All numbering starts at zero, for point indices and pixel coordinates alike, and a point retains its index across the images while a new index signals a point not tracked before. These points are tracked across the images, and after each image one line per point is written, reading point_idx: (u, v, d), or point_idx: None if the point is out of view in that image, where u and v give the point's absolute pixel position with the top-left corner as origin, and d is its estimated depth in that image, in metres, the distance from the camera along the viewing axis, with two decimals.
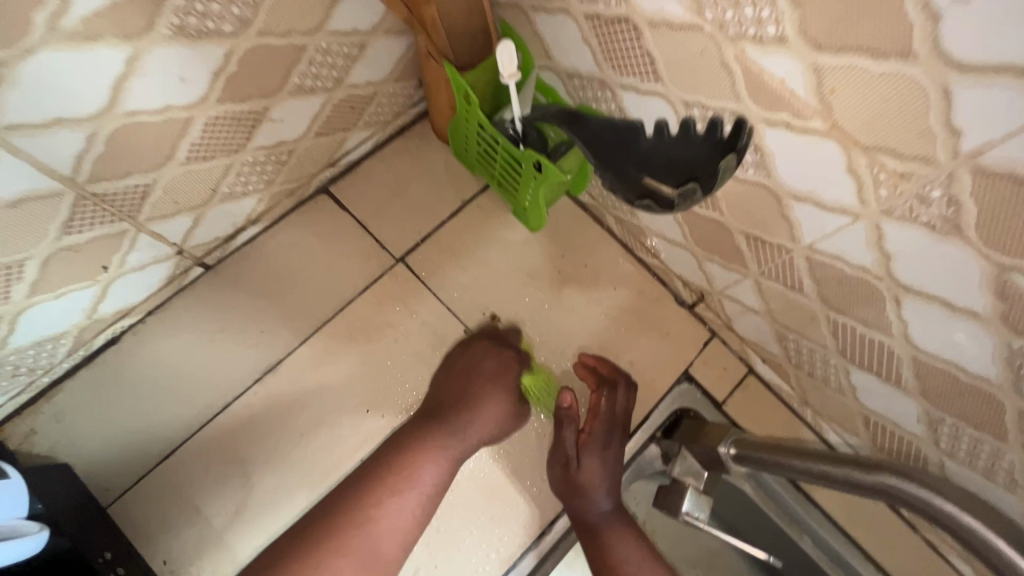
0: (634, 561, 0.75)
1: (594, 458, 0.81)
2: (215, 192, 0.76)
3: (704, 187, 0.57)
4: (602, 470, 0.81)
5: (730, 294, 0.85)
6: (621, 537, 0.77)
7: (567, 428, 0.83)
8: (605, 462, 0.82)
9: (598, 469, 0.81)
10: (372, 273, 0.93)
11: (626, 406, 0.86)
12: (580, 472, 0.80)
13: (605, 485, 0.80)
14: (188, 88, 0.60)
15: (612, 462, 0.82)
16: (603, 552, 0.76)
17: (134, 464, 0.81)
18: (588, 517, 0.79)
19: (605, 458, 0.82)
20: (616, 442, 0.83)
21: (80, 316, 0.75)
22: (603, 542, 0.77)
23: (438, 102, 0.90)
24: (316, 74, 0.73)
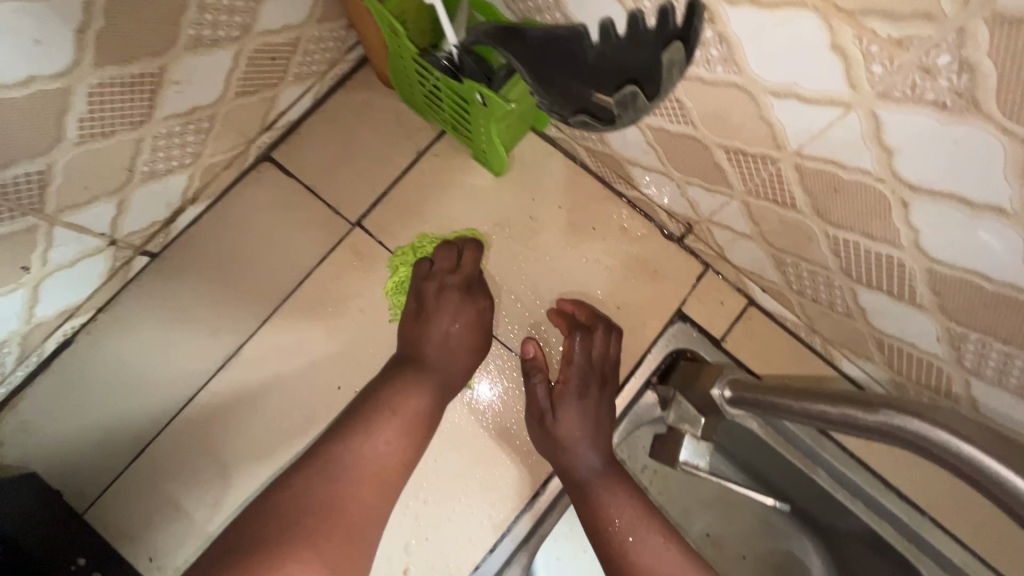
0: (629, 516, 0.70)
1: (572, 408, 0.77)
2: (132, 172, 0.69)
3: (647, 94, 0.50)
4: (582, 420, 0.76)
5: (718, 220, 0.75)
6: (613, 493, 0.72)
7: (539, 379, 0.79)
8: (585, 411, 0.77)
9: (576, 417, 0.76)
10: (328, 242, 0.86)
11: (604, 350, 0.81)
12: (558, 423, 0.76)
13: (589, 437, 0.75)
14: (48, 53, 0.52)
15: (593, 410, 0.78)
16: (596, 508, 0.71)
17: (106, 467, 0.78)
18: (575, 472, 0.74)
19: (584, 406, 0.77)
20: (594, 393, 0.79)
21: (17, 322, 0.71)
22: (594, 500, 0.72)
23: (371, 41, 0.80)
24: (213, 21, 0.64)
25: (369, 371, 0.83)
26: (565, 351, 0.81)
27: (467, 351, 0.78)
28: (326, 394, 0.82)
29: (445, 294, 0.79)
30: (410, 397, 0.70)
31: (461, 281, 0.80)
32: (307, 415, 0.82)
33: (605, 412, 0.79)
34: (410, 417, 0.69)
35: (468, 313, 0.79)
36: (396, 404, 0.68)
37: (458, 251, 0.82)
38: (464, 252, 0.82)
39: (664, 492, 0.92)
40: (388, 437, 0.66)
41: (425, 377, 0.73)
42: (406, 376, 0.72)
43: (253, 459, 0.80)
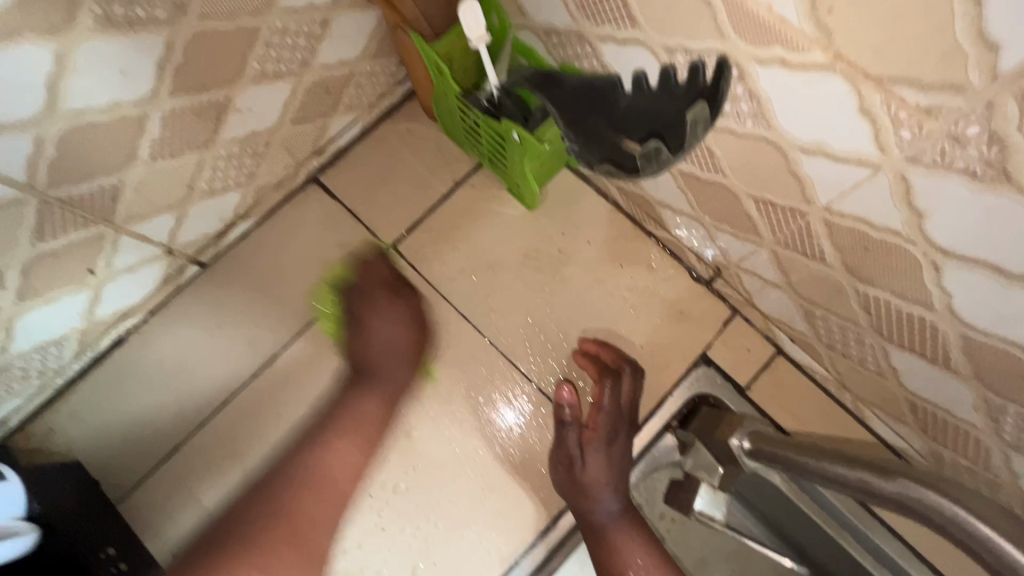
0: (645, 570, 0.70)
1: (600, 455, 0.76)
2: (193, 188, 0.75)
3: (671, 144, 0.54)
4: (602, 467, 0.76)
5: (747, 267, 0.75)
6: (629, 544, 0.71)
7: (569, 424, 0.79)
8: (612, 459, 0.76)
9: (600, 466, 0.75)
10: (364, 261, 0.90)
11: (633, 396, 0.80)
12: (580, 470, 0.76)
13: (609, 486, 0.75)
14: (133, 83, 0.58)
15: (619, 458, 0.77)
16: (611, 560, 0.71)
17: (142, 462, 0.83)
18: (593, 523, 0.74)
19: (608, 455, 0.76)
20: (620, 441, 0.78)
21: (78, 319, 0.77)
22: (610, 549, 0.72)
23: (419, 77, 0.85)
24: (277, 57, 0.70)
25: None
26: (595, 397, 0.81)
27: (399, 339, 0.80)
28: None
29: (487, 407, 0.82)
30: (368, 409, 0.76)
31: (383, 285, 0.82)
32: None
33: (626, 461, 0.78)
34: (371, 425, 0.75)
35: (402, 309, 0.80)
36: (359, 418, 0.75)
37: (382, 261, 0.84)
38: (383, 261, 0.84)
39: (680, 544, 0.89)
40: (350, 452, 0.72)
41: (373, 385, 0.77)
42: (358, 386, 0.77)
43: (276, 462, 0.83)
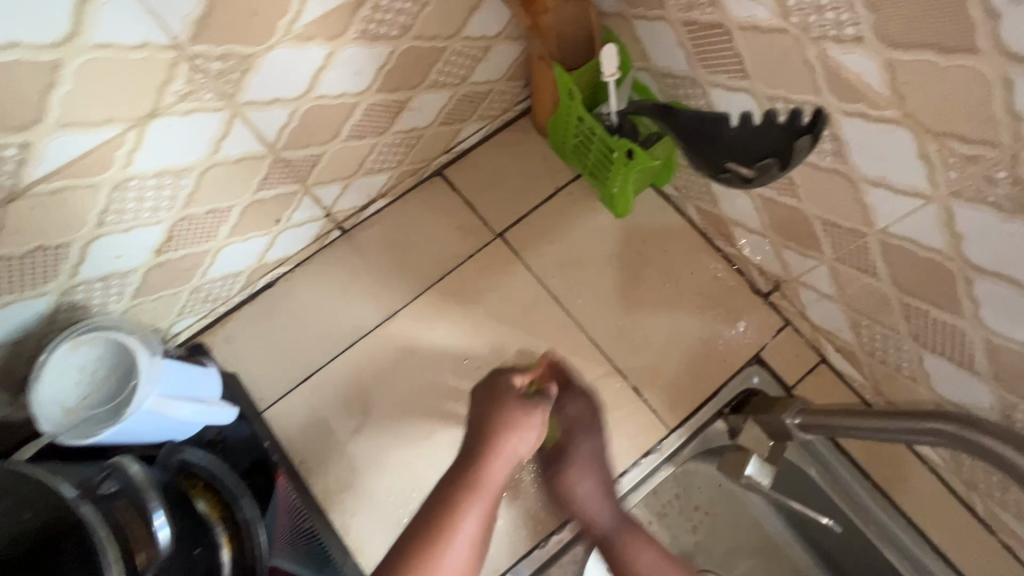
0: (654, 564, 0.81)
1: (586, 442, 0.89)
2: (361, 166, 0.94)
3: (781, 164, 0.66)
4: (592, 488, 0.88)
5: (805, 281, 0.90)
6: (642, 557, 0.82)
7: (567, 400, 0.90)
8: (596, 450, 0.89)
9: (588, 492, 0.87)
10: (476, 244, 1.07)
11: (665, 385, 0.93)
12: (564, 485, 0.88)
13: (591, 478, 0.88)
14: (360, 79, 0.77)
15: (604, 459, 0.90)
16: (625, 561, 0.82)
17: (282, 384, 1.00)
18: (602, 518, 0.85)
19: (591, 445, 0.89)
20: (585, 446, 0.89)
21: (254, 258, 0.95)
22: (626, 560, 0.82)
23: (543, 98, 1.03)
24: (448, 72, 0.89)
25: (488, 352, 1.02)
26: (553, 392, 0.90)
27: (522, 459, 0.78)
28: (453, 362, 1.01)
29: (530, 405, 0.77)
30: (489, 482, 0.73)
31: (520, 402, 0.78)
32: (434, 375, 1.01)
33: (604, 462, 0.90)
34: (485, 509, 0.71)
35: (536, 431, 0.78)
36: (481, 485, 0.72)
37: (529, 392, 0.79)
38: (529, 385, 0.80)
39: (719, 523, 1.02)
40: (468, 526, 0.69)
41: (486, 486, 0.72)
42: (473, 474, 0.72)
43: (391, 398, 1.00)
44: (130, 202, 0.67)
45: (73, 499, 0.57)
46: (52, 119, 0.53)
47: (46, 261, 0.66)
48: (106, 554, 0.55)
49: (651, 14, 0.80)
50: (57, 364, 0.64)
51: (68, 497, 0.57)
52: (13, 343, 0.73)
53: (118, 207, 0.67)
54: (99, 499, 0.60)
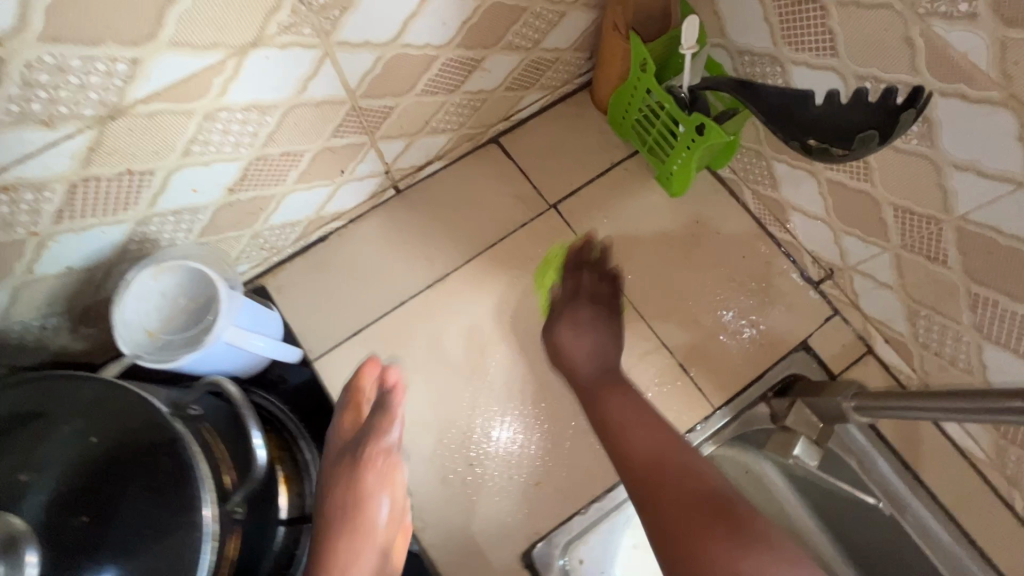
0: (629, 425, 0.79)
1: (585, 320, 0.94)
2: (426, 124, 0.94)
3: (882, 136, 0.63)
4: (594, 343, 0.92)
5: (862, 269, 0.90)
6: (632, 435, 0.77)
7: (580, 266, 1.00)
8: (597, 322, 0.94)
9: (578, 341, 0.92)
10: (529, 213, 1.08)
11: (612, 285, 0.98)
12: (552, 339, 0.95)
13: (584, 339, 0.91)
14: (444, 32, 0.77)
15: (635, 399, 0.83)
16: (620, 447, 0.77)
17: (330, 337, 1.00)
18: (608, 411, 0.82)
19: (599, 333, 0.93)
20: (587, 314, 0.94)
21: (314, 210, 0.95)
22: (625, 448, 0.77)
23: (608, 71, 1.02)
24: (523, 34, 0.89)
25: (535, 320, 1.02)
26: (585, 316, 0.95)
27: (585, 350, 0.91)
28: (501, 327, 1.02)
29: (363, 471, 0.80)
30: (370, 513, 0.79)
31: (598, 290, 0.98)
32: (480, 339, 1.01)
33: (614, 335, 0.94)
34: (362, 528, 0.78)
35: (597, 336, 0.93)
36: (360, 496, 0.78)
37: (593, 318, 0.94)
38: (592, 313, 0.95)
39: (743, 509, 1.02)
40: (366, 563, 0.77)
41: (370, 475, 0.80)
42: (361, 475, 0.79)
43: (437, 358, 1.01)
44: (217, 134, 0.67)
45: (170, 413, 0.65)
46: (166, 36, 0.53)
47: (131, 188, 0.66)
48: (195, 455, 0.62)
49: None
50: (139, 289, 0.64)
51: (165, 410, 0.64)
52: (86, 270, 0.74)
53: (205, 138, 0.67)
54: (191, 418, 0.68)
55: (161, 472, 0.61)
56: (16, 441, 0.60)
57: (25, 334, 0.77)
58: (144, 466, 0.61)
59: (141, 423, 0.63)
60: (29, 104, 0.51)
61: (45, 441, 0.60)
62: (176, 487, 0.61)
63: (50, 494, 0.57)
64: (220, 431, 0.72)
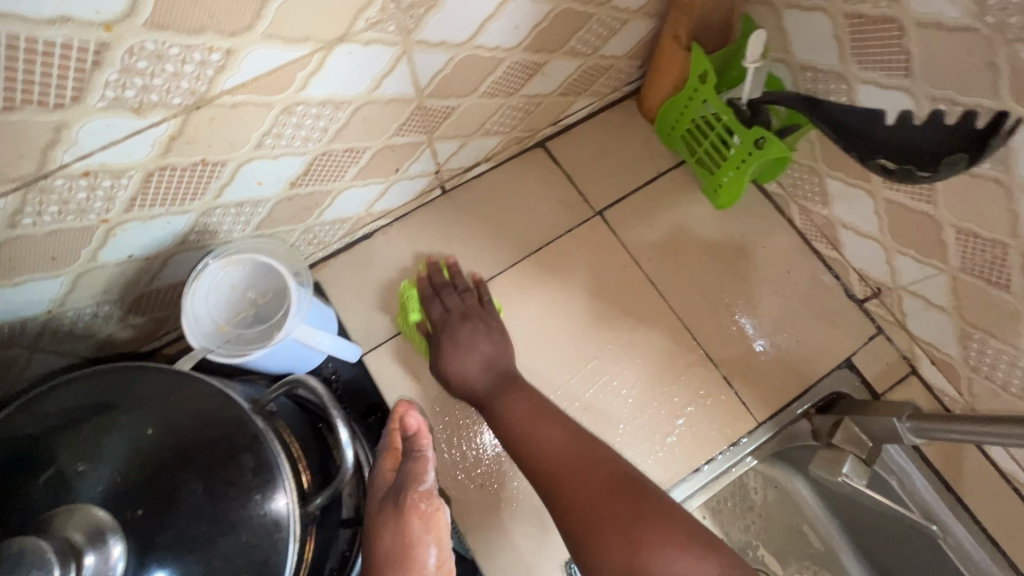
0: (527, 421, 0.82)
1: (462, 333, 0.92)
2: (482, 126, 0.94)
3: (969, 159, 0.62)
4: (497, 389, 0.88)
5: (913, 289, 0.90)
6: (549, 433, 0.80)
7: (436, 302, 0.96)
8: (484, 336, 0.92)
9: (467, 357, 0.90)
10: (574, 219, 1.07)
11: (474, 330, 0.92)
12: (441, 369, 0.91)
13: (471, 351, 0.91)
14: (515, 34, 0.76)
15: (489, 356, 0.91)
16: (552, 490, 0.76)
17: (373, 337, 1.00)
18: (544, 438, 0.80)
19: (502, 371, 0.89)
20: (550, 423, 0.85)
21: (363, 207, 0.94)
22: (525, 441, 0.81)
23: (660, 81, 1.01)
24: (585, 40, 0.88)
25: (578, 328, 1.01)
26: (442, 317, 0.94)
27: (479, 355, 0.91)
28: (544, 334, 1.01)
29: (407, 519, 0.69)
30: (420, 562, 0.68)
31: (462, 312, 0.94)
32: (523, 343, 1.01)
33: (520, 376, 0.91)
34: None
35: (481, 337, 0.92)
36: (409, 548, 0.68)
37: (480, 337, 0.92)
38: (481, 336, 0.92)
39: (769, 525, 1.03)
40: None
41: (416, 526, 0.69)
42: (412, 518, 0.69)
43: None
44: (290, 127, 0.66)
45: (251, 410, 0.62)
46: (261, 28, 0.52)
47: (201, 178, 0.65)
48: (277, 453, 0.61)
49: (810, 5, 0.79)
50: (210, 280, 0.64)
51: (245, 407, 0.62)
52: (145, 259, 0.72)
53: (278, 131, 0.66)
54: (270, 414, 0.65)
55: (243, 471, 0.59)
56: (74, 432, 0.59)
57: (77, 321, 0.76)
58: (224, 465, 0.59)
59: (218, 419, 0.61)
60: (123, 91, 0.50)
61: (104, 433, 0.59)
62: (260, 487, 0.59)
63: (108, 484, 0.56)
64: (298, 427, 0.70)
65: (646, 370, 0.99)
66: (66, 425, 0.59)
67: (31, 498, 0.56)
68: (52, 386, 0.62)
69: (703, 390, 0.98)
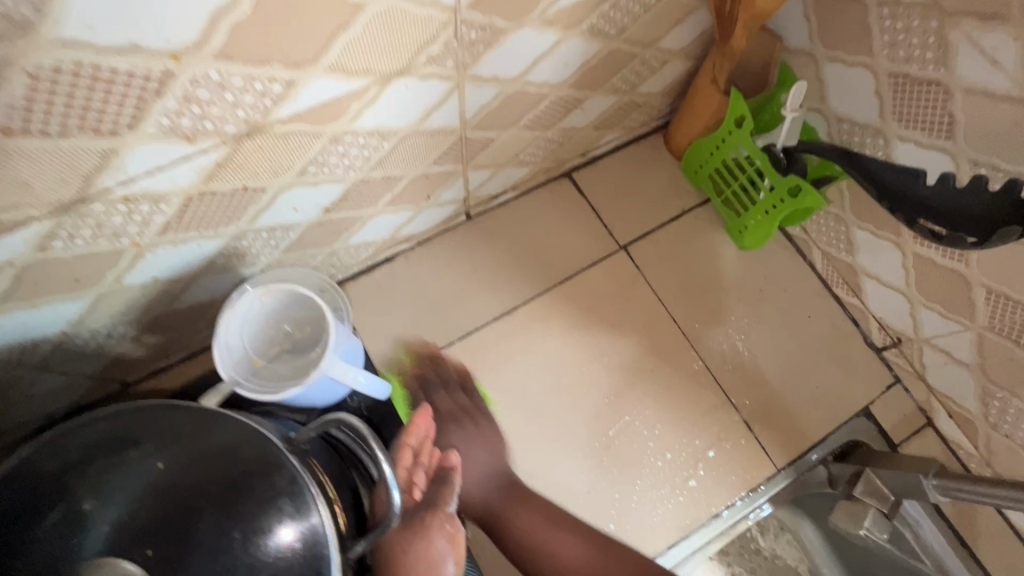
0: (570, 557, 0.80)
1: (522, 513, 0.83)
2: (516, 157, 0.93)
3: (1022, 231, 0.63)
4: (532, 517, 0.83)
5: (936, 343, 0.91)
6: (467, 468, 0.86)
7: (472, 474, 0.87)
8: (533, 508, 0.84)
9: (533, 520, 0.83)
10: (599, 253, 1.06)
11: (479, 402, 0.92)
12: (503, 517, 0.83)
13: (527, 512, 0.83)
14: (563, 72, 0.76)
15: (536, 505, 0.84)
16: (508, 540, 0.83)
17: (393, 365, 0.97)
18: (518, 530, 0.83)
19: (481, 446, 0.88)
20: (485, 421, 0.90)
21: (389, 232, 0.92)
22: (548, 558, 0.80)
23: (690, 120, 1.01)
24: (625, 79, 0.88)
25: (601, 364, 1.01)
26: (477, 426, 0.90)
27: (541, 518, 0.83)
28: (565, 369, 1.00)
29: None
30: None
31: (467, 407, 0.91)
32: (544, 377, 0.99)
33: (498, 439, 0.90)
34: None
35: (522, 498, 0.85)
36: None
37: (526, 506, 0.84)
38: (527, 508, 0.83)
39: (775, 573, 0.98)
40: None
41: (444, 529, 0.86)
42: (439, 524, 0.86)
43: (499, 392, 0.98)
44: (335, 156, 0.64)
45: (282, 448, 0.60)
46: (326, 61, 0.51)
47: (240, 204, 0.63)
48: (311, 493, 0.58)
49: (853, 59, 0.80)
50: (243, 309, 0.66)
51: (278, 445, 0.60)
52: (170, 280, 0.69)
53: (323, 160, 0.64)
54: (304, 453, 0.63)
55: (281, 518, 0.56)
56: (89, 470, 0.55)
57: (90, 341, 0.72)
58: (259, 511, 0.55)
59: (247, 459, 0.58)
60: (179, 118, 0.47)
61: (121, 469, 0.55)
62: (298, 537, 0.55)
63: (114, 523, 0.52)
64: (328, 463, 0.68)
65: (667, 410, 0.99)
66: (79, 466, 0.55)
67: (40, 548, 0.51)
68: (68, 431, 0.59)
69: (722, 434, 0.99)
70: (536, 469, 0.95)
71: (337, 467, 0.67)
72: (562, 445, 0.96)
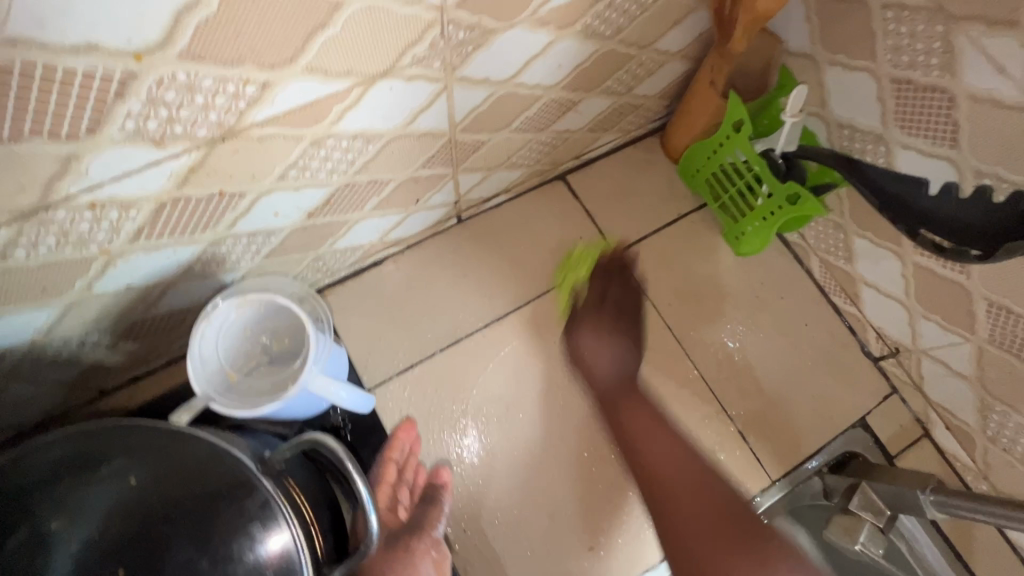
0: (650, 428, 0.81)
1: (593, 344, 0.90)
2: (508, 159, 0.90)
3: None
4: (614, 355, 0.89)
5: (934, 354, 0.89)
6: (592, 355, 0.90)
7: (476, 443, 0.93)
8: (615, 351, 0.90)
9: (599, 351, 0.90)
10: (594, 258, 1.04)
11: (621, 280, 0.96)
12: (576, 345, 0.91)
13: (601, 353, 0.90)
14: (557, 73, 0.73)
15: (618, 348, 0.90)
16: (666, 481, 0.74)
17: (380, 372, 0.95)
18: (622, 421, 0.83)
19: (620, 342, 0.90)
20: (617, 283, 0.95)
21: (378, 236, 0.90)
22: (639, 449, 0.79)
23: (687, 123, 0.99)
24: (621, 80, 0.85)
25: None
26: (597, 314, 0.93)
27: (603, 363, 0.89)
28: (558, 377, 0.97)
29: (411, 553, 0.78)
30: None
31: (625, 293, 0.95)
32: (536, 385, 0.97)
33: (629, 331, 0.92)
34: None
35: (613, 339, 0.91)
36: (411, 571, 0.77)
37: (607, 347, 0.90)
38: (608, 347, 0.90)
39: None
40: None
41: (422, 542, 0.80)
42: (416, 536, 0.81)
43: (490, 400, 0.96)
44: (317, 160, 0.62)
45: (258, 472, 0.57)
46: (304, 61, 0.48)
47: (216, 210, 0.60)
48: (284, 522, 0.55)
49: (854, 64, 0.78)
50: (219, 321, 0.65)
51: (252, 467, 0.57)
52: (145, 288, 0.66)
53: (304, 164, 0.61)
54: (280, 474, 0.61)
55: (253, 545, 0.54)
56: (54, 488, 0.52)
57: (62, 350, 0.69)
58: (230, 539, 0.53)
59: (221, 482, 0.55)
60: (145, 122, 0.45)
61: (87, 487, 0.52)
62: (275, 562, 0.54)
63: (87, 540, 0.50)
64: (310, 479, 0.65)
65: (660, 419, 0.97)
66: (48, 481, 0.53)
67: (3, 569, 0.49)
68: (33, 447, 0.56)
69: (716, 444, 0.97)
70: (527, 480, 0.93)
71: (315, 482, 0.66)
72: (553, 455, 0.94)
